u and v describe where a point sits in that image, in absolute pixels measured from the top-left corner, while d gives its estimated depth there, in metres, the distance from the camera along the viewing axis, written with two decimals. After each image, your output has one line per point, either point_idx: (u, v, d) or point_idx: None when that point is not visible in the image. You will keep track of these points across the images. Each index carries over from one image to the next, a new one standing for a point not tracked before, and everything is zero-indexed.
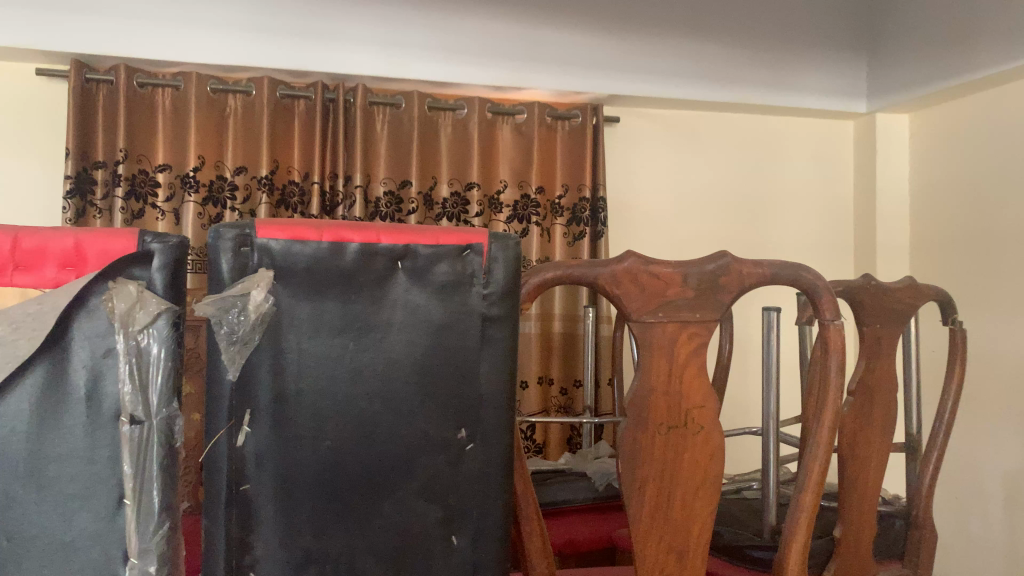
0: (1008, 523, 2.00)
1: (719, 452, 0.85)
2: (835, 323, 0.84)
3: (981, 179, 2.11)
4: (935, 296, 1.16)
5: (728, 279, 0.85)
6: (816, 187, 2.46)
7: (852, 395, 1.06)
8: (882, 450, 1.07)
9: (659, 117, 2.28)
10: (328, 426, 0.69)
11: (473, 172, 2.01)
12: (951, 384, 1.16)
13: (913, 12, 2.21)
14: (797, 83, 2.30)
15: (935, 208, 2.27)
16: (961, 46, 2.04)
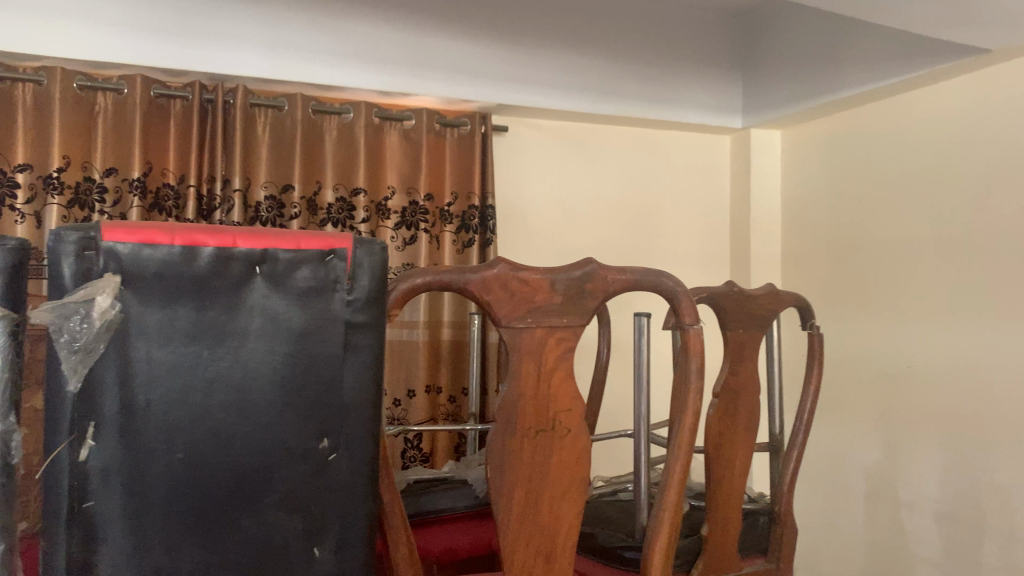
0: (871, 517, 2.12)
1: (585, 454, 0.87)
2: (695, 327, 0.88)
3: (848, 193, 2.24)
4: (795, 302, 1.22)
5: (594, 285, 0.87)
6: (696, 199, 2.56)
7: (717, 397, 1.10)
8: (746, 450, 1.12)
9: (546, 127, 2.32)
10: (181, 437, 0.66)
11: (360, 177, 1.98)
12: (810, 385, 1.23)
13: (784, 34, 2.34)
14: (678, 98, 2.39)
15: (807, 220, 2.40)
16: (828, 67, 2.17)
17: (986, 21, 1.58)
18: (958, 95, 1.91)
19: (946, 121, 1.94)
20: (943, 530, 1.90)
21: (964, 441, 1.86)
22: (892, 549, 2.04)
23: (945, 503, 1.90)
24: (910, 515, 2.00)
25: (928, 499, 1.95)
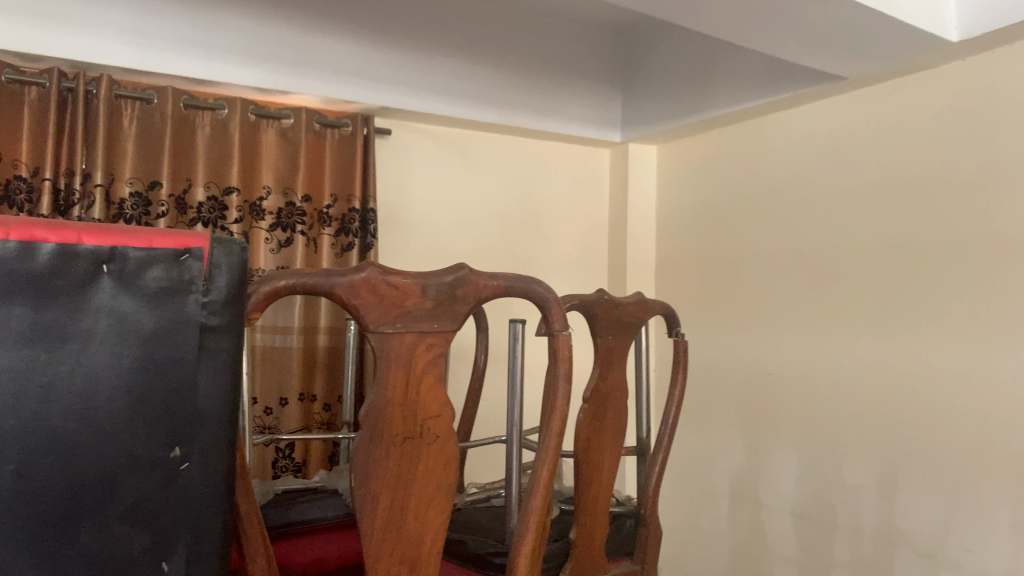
0: (733, 518, 2.22)
1: (452, 460, 0.87)
2: (564, 333, 0.89)
3: (718, 208, 2.34)
4: (662, 309, 1.26)
5: (465, 291, 0.87)
6: (576, 209, 2.61)
7: (587, 402, 1.12)
8: (613, 454, 1.15)
9: (430, 132, 2.30)
10: (12, 449, 0.57)
11: (233, 176, 1.90)
12: (675, 391, 1.27)
13: (661, 54, 2.43)
14: (559, 109, 2.44)
15: (681, 232, 2.49)
16: (702, 86, 2.26)
17: (845, 51, 1.69)
18: (818, 119, 2.04)
19: (807, 142, 2.06)
20: (798, 529, 2.01)
21: (819, 444, 1.97)
22: (753, 548, 2.15)
23: (800, 503, 2.01)
24: (768, 515, 2.11)
25: (785, 500, 2.06)
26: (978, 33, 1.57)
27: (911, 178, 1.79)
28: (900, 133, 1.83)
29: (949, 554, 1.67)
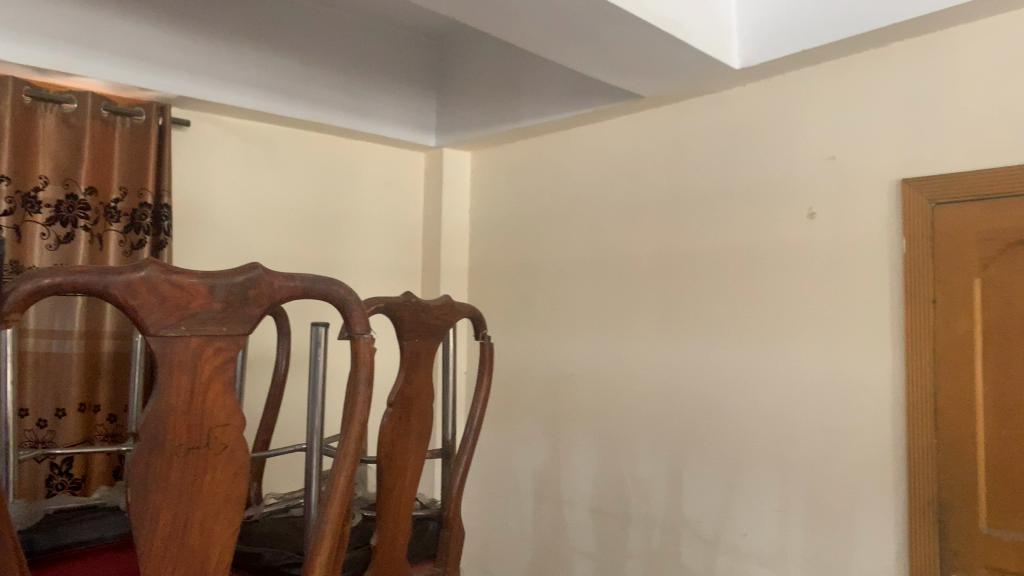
0: (536, 515, 2.29)
1: (242, 471, 0.82)
2: (365, 337, 0.88)
3: (526, 214, 2.41)
4: (468, 312, 1.27)
5: (258, 292, 0.83)
6: (388, 212, 2.59)
7: (392, 406, 1.10)
8: (417, 458, 1.15)
9: (233, 126, 2.19)
10: None
11: (3, 163, 1.70)
12: (480, 392, 1.29)
13: (475, 62, 2.47)
14: (373, 110, 2.41)
15: (492, 237, 2.54)
16: (513, 96, 2.32)
17: (643, 71, 1.80)
18: (619, 134, 2.15)
19: (608, 155, 2.18)
20: (596, 523, 2.11)
21: (614, 441, 2.08)
22: (554, 544, 2.23)
23: (597, 498, 2.11)
24: (569, 511, 2.19)
25: (584, 496, 2.15)
26: (756, 62, 1.73)
27: (699, 193, 1.94)
28: (691, 151, 1.98)
29: (727, 539, 1.82)
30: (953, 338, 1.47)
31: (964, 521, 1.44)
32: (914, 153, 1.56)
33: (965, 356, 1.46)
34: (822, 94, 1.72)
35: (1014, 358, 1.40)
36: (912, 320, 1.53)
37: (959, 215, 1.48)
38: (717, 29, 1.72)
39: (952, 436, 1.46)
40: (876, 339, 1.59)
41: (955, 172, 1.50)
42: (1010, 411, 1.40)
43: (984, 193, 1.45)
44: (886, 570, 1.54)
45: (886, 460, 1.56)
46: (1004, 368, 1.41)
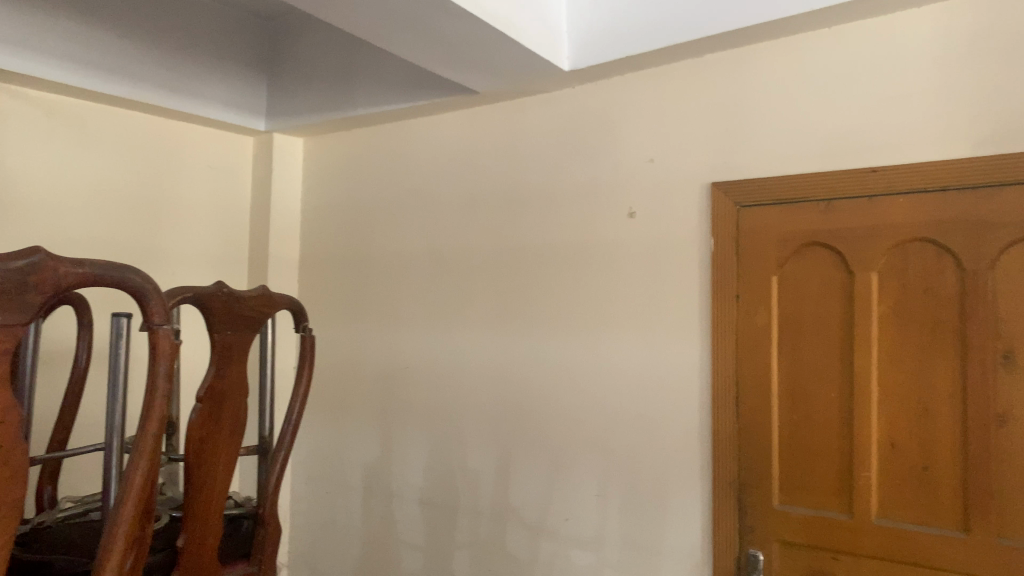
0: (365, 510, 2.27)
1: (20, 473, 0.76)
2: (163, 328, 0.84)
3: (360, 205, 2.38)
4: (288, 303, 1.24)
5: (40, 278, 0.77)
6: (212, 198, 2.47)
7: (200, 401, 1.06)
8: (229, 454, 1.10)
9: (36, 99, 2.00)
10: None
11: None
12: (300, 386, 1.26)
13: (309, 47, 2.40)
14: (198, 90, 2.28)
15: (324, 227, 2.48)
16: (348, 85, 2.28)
17: (476, 67, 1.82)
18: (455, 128, 2.17)
19: (442, 148, 2.19)
20: (425, 515, 2.12)
21: (444, 433, 2.10)
22: (383, 539, 2.22)
23: (427, 491, 2.12)
24: (399, 504, 2.19)
25: (413, 488, 2.15)
26: (585, 66, 1.80)
27: (529, 189, 1.99)
28: (522, 148, 2.02)
29: (550, 525, 1.88)
30: (753, 329, 1.60)
31: (760, 498, 1.56)
32: (724, 158, 1.68)
33: (762, 348, 1.58)
34: (644, 99, 1.81)
35: (804, 348, 1.54)
36: (718, 314, 1.64)
37: (760, 218, 1.61)
38: (548, 31, 1.77)
39: (751, 420, 1.59)
40: (688, 331, 1.70)
41: (757, 178, 1.62)
42: (800, 397, 1.54)
43: (782, 198, 1.58)
44: (692, 547, 1.65)
45: (694, 445, 1.67)
46: (797, 359, 1.55)
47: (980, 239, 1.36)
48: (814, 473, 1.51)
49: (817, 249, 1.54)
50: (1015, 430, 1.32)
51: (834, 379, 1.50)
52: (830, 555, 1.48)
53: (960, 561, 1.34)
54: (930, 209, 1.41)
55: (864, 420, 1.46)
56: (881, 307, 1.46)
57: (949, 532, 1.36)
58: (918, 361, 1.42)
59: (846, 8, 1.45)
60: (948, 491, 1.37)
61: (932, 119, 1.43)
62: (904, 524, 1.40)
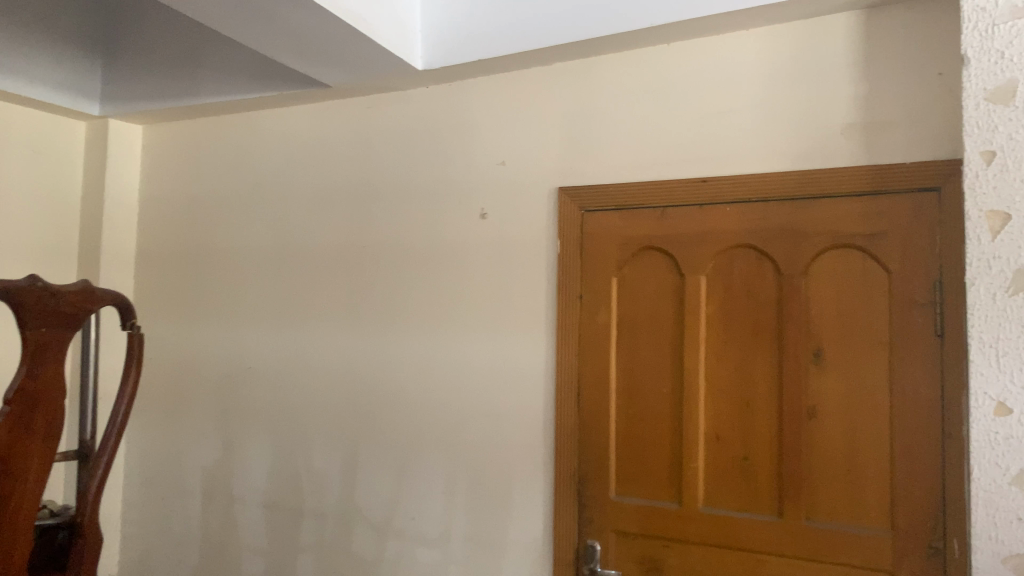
0: (204, 515, 2.18)
1: None
2: None
3: (204, 198, 2.28)
4: (114, 299, 1.17)
5: None
6: (37, 185, 2.29)
7: (8, 403, 0.99)
8: (43, 458, 1.04)
9: None
10: None
11: None
12: (126, 386, 1.20)
13: (150, 29, 2.27)
14: (24, 67, 2.11)
15: (164, 219, 2.36)
16: (193, 72, 2.18)
17: (327, 61, 1.79)
18: (305, 122, 2.12)
19: (292, 142, 2.13)
20: (268, 518, 2.06)
21: (289, 434, 2.05)
22: (223, 544, 2.14)
23: (270, 494, 2.07)
24: (240, 509, 2.12)
25: (256, 492, 2.09)
26: (438, 66, 1.80)
27: (381, 188, 1.98)
28: (374, 145, 2.01)
29: (395, 525, 1.88)
30: (594, 329, 1.67)
31: (598, 491, 1.63)
32: (570, 164, 1.74)
33: (602, 347, 1.65)
34: (495, 104, 1.84)
35: (640, 347, 1.62)
36: (562, 315, 1.70)
37: (603, 223, 1.68)
38: (401, 29, 1.77)
39: (591, 416, 1.65)
40: (534, 332, 1.75)
41: (600, 184, 1.69)
42: (636, 394, 1.62)
43: (623, 204, 1.65)
44: (533, 541, 1.70)
45: (538, 441, 1.72)
46: (634, 357, 1.63)
47: (796, 247, 1.48)
48: (648, 466, 1.59)
49: (654, 254, 1.62)
50: (822, 422, 1.44)
51: (668, 377, 1.59)
52: (660, 543, 1.56)
53: (774, 543, 1.45)
54: (754, 218, 1.52)
55: (693, 415, 1.55)
56: (709, 308, 1.56)
57: (765, 517, 1.47)
58: (741, 359, 1.52)
59: (683, 26, 1.54)
60: (765, 479, 1.48)
61: (756, 135, 1.54)
62: (726, 511, 1.51)
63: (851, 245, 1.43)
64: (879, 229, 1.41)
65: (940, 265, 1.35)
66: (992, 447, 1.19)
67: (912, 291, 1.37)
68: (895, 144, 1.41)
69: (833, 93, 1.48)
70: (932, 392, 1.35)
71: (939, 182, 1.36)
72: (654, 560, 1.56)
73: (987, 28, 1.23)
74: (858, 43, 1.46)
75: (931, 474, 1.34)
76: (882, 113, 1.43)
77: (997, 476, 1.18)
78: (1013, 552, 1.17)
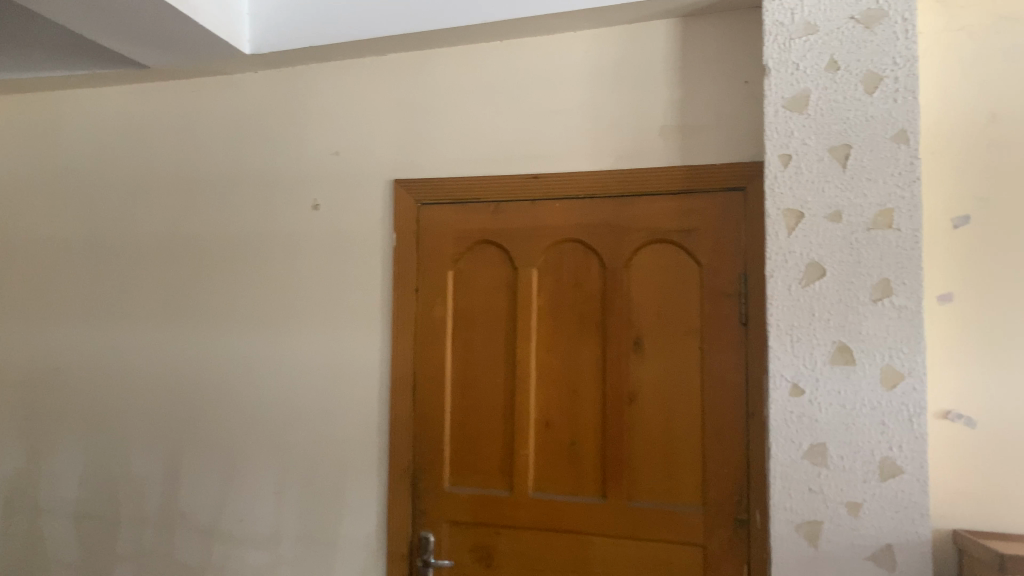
0: (6, 529, 2.00)
1: None
2: None
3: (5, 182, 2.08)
4: None
5: None
6: None
7: None
8: None
9: None
10: None
11: None
12: None
13: None
14: None
15: None
16: None
17: (145, 40, 1.69)
18: (122, 103, 1.98)
19: (108, 125, 1.99)
20: (80, 528, 1.92)
21: (104, 437, 1.92)
22: (27, 560, 1.97)
23: (82, 502, 1.92)
24: (48, 520, 1.96)
25: (67, 501, 1.94)
26: (266, 51, 1.74)
27: (207, 176, 1.89)
28: (198, 132, 1.91)
29: (222, 528, 1.80)
30: (429, 321, 1.67)
31: (431, 482, 1.64)
32: (404, 156, 1.73)
33: (437, 340, 1.66)
34: (328, 92, 1.80)
35: (474, 338, 1.65)
36: (396, 308, 1.69)
37: (437, 216, 1.69)
38: (226, 11, 1.69)
39: (425, 409, 1.66)
40: (367, 326, 1.73)
41: (434, 177, 1.69)
42: (469, 385, 1.64)
43: (457, 197, 1.67)
44: (366, 537, 1.68)
45: (371, 436, 1.70)
46: (468, 349, 1.65)
47: (619, 241, 1.55)
48: (481, 455, 1.62)
49: (487, 247, 1.65)
50: (643, 407, 1.52)
51: (500, 368, 1.62)
52: (492, 530, 1.59)
53: (598, 524, 1.52)
54: (581, 213, 1.58)
55: (523, 404, 1.59)
56: (539, 300, 1.61)
57: (590, 500, 1.54)
58: (568, 349, 1.58)
59: (513, 25, 1.57)
60: (590, 464, 1.55)
61: (582, 134, 1.60)
62: (554, 496, 1.56)
63: (668, 240, 1.52)
64: (693, 225, 1.50)
65: (745, 259, 1.46)
66: (788, 425, 1.30)
67: (720, 283, 1.48)
68: (707, 147, 1.51)
69: (653, 97, 1.56)
70: (738, 376, 1.46)
71: (744, 182, 1.47)
72: (486, 548, 1.60)
73: (784, 42, 1.34)
74: (675, 49, 1.55)
75: (737, 452, 1.45)
76: (695, 116, 1.53)
77: (791, 451, 1.30)
78: (804, 520, 1.29)
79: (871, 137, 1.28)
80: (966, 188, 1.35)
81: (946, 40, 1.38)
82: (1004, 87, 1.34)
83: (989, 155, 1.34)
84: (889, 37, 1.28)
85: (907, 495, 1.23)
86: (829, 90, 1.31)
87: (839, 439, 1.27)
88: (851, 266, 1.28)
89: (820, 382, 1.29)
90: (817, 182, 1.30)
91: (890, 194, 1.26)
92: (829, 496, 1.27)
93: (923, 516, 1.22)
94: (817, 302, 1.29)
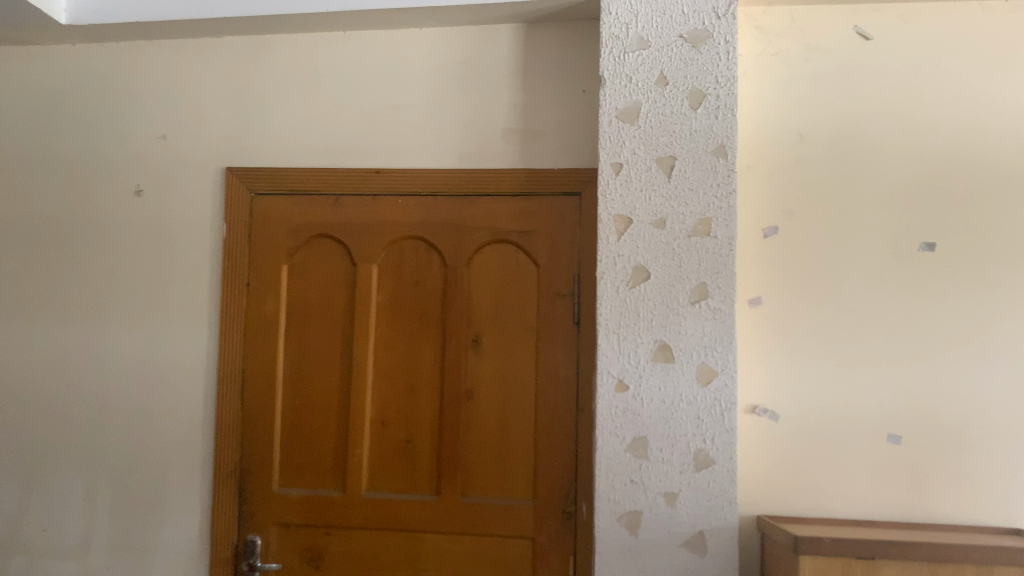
0: None
1: None
2: None
3: None
4: None
5: None
6: None
7: None
8: None
9: None
10: None
11: None
12: None
13: None
14: None
15: None
16: None
17: None
18: None
19: None
20: None
21: None
22: None
23: None
24: None
25: None
26: (86, 23, 1.61)
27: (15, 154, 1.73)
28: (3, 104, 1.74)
29: (23, 539, 1.65)
30: (261, 317, 1.61)
31: (260, 484, 1.58)
32: (237, 144, 1.66)
33: (270, 336, 1.61)
34: (155, 72, 1.70)
35: (309, 335, 1.60)
36: (226, 302, 1.62)
37: (272, 208, 1.63)
38: None
39: (255, 408, 1.60)
40: (194, 321, 1.64)
41: (269, 168, 1.63)
42: (303, 382, 1.60)
43: (294, 190, 1.62)
44: (188, 542, 1.60)
45: (195, 437, 1.62)
46: (302, 345, 1.60)
47: (459, 240, 1.57)
48: (313, 454, 1.58)
49: (325, 242, 1.62)
50: (478, 404, 1.54)
51: (336, 365, 1.59)
52: (323, 531, 1.56)
53: (430, 521, 1.53)
54: (421, 211, 1.58)
55: (358, 401, 1.57)
56: (378, 297, 1.59)
57: (423, 497, 1.54)
58: (405, 346, 1.57)
59: (357, 16, 1.55)
60: (424, 461, 1.55)
61: (424, 131, 1.60)
62: (388, 494, 1.55)
63: (506, 240, 1.55)
64: (530, 226, 1.54)
65: (578, 261, 1.52)
66: (613, 419, 1.36)
67: (555, 283, 1.52)
68: (546, 151, 1.55)
69: (494, 99, 1.58)
70: (570, 374, 1.51)
71: (579, 188, 1.52)
72: (316, 549, 1.56)
73: (619, 54, 1.40)
74: (516, 54, 1.58)
75: (566, 447, 1.50)
76: (535, 121, 1.57)
77: (615, 444, 1.36)
78: (626, 510, 1.35)
79: (694, 151, 1.36)
80: (774, 202, 1.47)
81: (761, 64, 1.49)
82: (808, 111, 1.48)
83: (794, 172, 1.47)
84: (713, 56, 1.37)
85: (717, 485, 1.33)
86: (658, 103, 1.38)
87: (659, 433, 1.35)
88: (674, 270, 1.36)
89: (643, 378, 1.36)
90: (645, 190, 1.37)
91: (709, 204, 1.35)
92: (648, 487, 1.34)
93: (730, 504, 1.32)
94: (642, 304, 1.36)
